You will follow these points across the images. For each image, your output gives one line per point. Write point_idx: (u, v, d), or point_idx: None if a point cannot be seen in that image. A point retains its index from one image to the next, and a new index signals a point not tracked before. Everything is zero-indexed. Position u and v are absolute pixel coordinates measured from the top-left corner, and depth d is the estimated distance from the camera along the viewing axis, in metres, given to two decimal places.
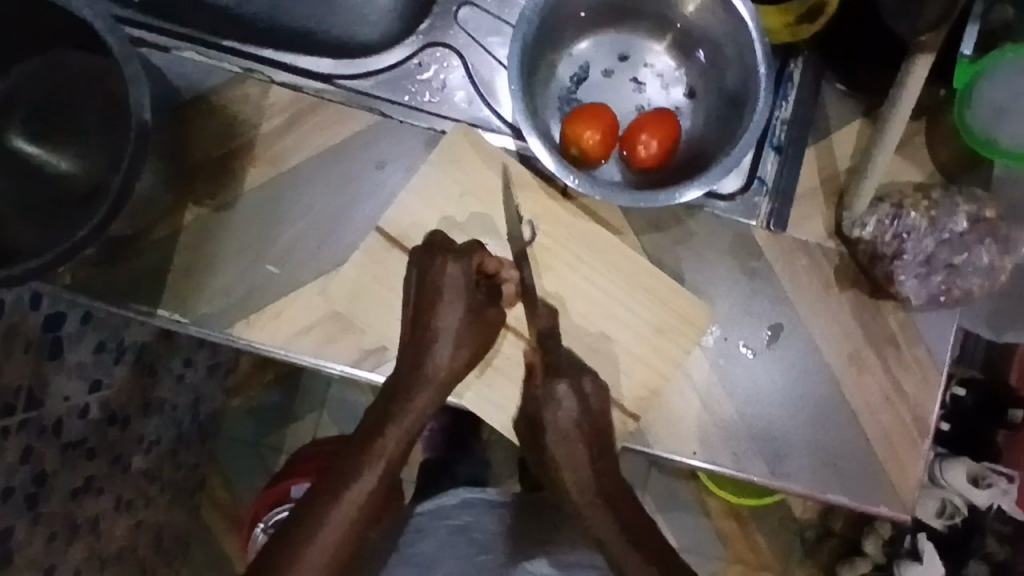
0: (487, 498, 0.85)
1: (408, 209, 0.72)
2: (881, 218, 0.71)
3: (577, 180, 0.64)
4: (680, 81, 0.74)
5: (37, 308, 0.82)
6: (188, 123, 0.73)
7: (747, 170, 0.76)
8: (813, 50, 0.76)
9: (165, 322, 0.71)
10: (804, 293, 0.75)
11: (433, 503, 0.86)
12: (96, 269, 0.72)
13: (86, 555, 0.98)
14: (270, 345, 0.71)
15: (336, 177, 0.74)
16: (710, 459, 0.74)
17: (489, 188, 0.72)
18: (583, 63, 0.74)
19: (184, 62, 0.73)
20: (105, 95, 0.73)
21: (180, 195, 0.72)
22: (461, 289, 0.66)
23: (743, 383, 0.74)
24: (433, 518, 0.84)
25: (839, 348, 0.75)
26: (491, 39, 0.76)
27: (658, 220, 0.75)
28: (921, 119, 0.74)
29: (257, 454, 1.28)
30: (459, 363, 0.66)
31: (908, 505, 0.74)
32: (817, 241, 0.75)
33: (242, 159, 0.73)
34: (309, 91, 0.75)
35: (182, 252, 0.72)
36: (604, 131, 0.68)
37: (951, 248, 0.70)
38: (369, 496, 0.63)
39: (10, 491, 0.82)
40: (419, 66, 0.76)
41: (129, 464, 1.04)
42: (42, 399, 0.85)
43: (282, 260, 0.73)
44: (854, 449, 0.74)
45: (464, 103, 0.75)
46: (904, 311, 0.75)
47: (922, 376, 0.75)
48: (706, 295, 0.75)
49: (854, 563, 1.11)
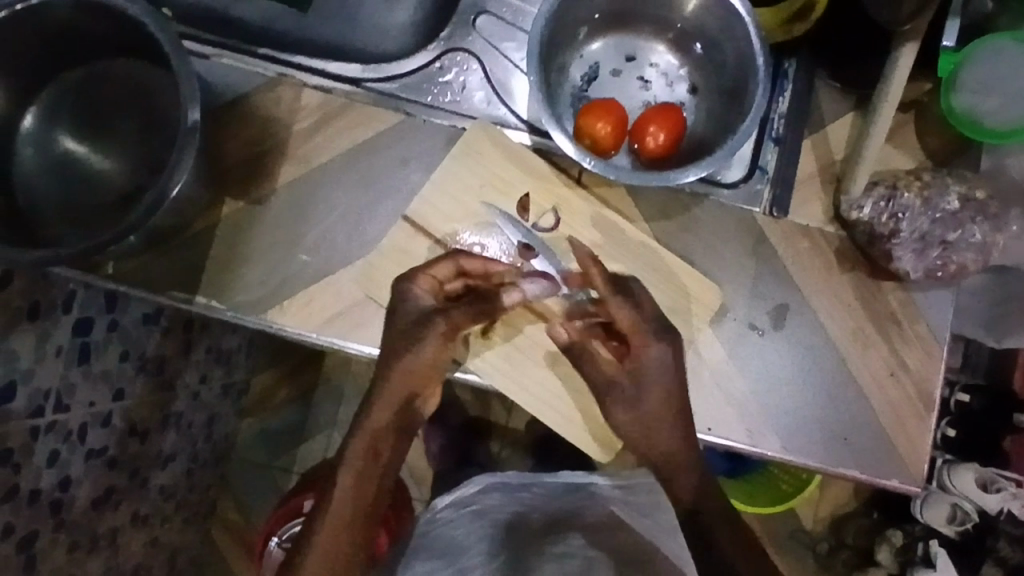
0: (507, 484, 0.89)
1: (433, 200, 0.76)
2: (877, 200, 0.76)
3: (594, 164, 0.69)
4: (683, 78, 0.80)
5: (68, 311, 0.84)
6: (225, 126, 0.78)
7: (749, 160, 0.81)
8: (805, 49, 0.82)
9: (203, 310, 0.75)
10: (808, 275, 0.79)
11: (454, 496, 0.90)
12: (137, 261, 0.76)
13: (103, 569, 0.96)
14: (305, 331, 0.75)
15: (363, 172, 0.78)
16: (725, 435, 0.77)
17: (508, 179, 0.77)
18: (593, 64, 0.80)
19: (223, 68, 0.79)
20: (148, 102, 0.78)
21: (216, 192, 0.77)
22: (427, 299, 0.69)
23: (753, 360, 0.78)
24: (456, 509, 0.89)
25: (844, 325, 0.79)
26: (506, 44, 0.82)
27: (667, 207, 0.79)
28: (909, 110, 0.81)
29: (267, 474, 1.30)
30: (425, 374, 0.68)
31: (917, 479, 0.77)
32: (818, 225, 0.80)
33: (275, 158, 0.78)
34: (339, 93, 0.80)
35: (219, 244, 0.76)
36: (615, 123, 0.74)
37: (944, 225, 0.75)
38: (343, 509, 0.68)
39: (37, 494, 0.82)
40: (440, 69, 0.81)
41: (147, 478, 1.03)
42: (68, 404, 0.85)
43: (313, 250, 0.77)
44: (863, 424, 0.78)
45: (483, 103, 0.81)
46: (904, 291, 0.79)
47: (924, 351, 0.79)
48: (716, 278, 0.79)
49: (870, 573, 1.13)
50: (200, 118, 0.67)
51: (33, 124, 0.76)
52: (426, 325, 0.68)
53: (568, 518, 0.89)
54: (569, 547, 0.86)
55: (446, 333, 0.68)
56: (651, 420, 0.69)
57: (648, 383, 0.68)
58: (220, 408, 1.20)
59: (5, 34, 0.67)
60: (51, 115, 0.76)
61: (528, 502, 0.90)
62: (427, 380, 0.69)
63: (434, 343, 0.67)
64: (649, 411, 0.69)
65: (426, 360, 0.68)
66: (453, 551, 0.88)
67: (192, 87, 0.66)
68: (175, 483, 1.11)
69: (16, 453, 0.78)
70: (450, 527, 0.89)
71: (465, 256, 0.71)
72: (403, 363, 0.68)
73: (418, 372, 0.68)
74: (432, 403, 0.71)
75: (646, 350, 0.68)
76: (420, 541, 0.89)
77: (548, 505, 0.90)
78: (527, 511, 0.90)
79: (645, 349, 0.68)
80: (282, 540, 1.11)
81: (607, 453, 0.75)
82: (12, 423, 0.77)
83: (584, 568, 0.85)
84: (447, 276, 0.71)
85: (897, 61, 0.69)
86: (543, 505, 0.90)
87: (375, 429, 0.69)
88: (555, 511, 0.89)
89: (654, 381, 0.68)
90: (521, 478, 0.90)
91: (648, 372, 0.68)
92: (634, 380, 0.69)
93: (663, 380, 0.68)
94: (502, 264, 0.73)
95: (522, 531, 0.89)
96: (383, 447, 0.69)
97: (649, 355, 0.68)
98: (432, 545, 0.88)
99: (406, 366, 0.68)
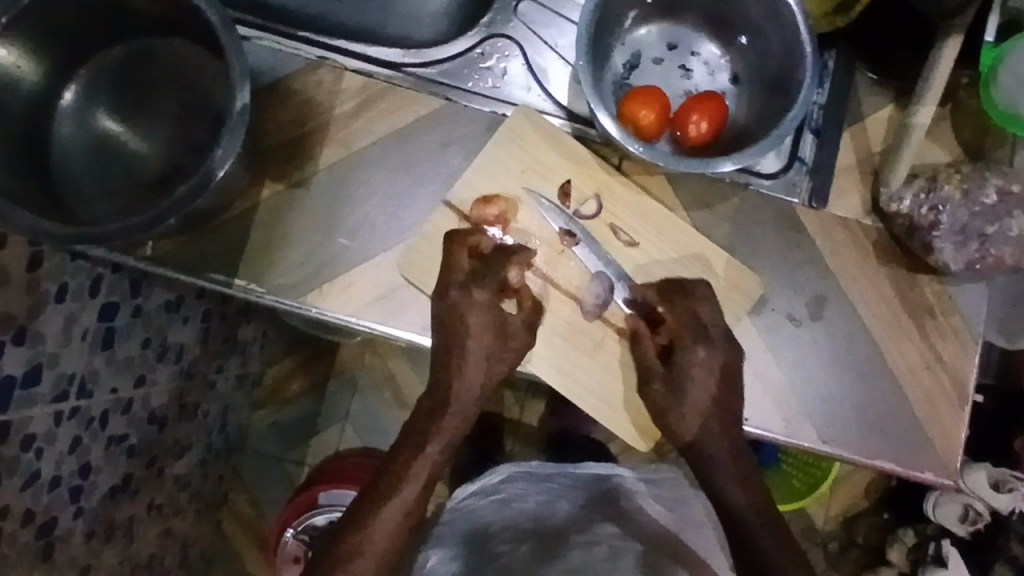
0: (535, 474, 0.87)
1: (473, 186, 0.76)
2: (917, 192, 0.76)
3: (640, 150, 0.69)
4: (724, 68, 0.80)
5: (95, 296, 0.82)
6: (264, 109, 0.78)
7: (788, 152, 0.81)
8: (845, 42, 0.82)
9: (241, 293, 0.75)
10: (844, 266, 0.79)
11: (479, 483, 0.88)
12: (173, 243, 0.75)
13: (120, 558, 0.95)
14: (343, 314, 0.75)
15: (403, 158, 0.78)
16: (763, 425, 0.77)
17: (551, 165, 0.77)
18: (634, 51, 0.80)
19: (264, 51, 0.79)
20: (189, 83, 0.78)
21: (256, 174, 0.77)
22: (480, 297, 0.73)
23: (791, 350, 0.78)
24: (479, 497, 0.88)
25: (880, 316, 0.79)
26: (548, 31, 0.82)
27: (706, 196, 0.79)
28: (947, 104, 0.81)
29: (280, 468, 1.28)
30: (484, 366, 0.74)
31: (951, 471, 0.78)
32: (856, 217, 0.80)
33: (315, 141, 0.78)
34: (380, 78, 0.80)
35: (258, 227, 0.76)
36: (658, 111, 0.74)
37: (983, 218, 0.75)
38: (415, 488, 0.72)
39: (58, 481, 0.81)
40: (482, 55, 0.81)
41: (164, 468, 1.02)
42: (93, 389, 0.84)
43: (353, 233, 0.76)
44: (898, 417, 0.78)
45: (523, 90, 0.81)
46: (940, 283, 0.79)
47: (959, 344, 0.79)
48: (755, 269, 0.79)
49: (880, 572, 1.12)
50: (249, 100, 0.66)
51: (74, 100, 0.76)
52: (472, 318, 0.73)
53: (586, 510, 0.90)
54: (593, 536, 0.89)
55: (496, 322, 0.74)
56: (686, 411, 0.74)
57: (693, 377, 0.74)
58: (232, 399, 1.18)
59: (51, 8, 0.67)
60: (91, 92, 0.76)
61: (553, 491, 0.89)
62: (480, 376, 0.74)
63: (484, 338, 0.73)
64: (688, 395, 0.74)
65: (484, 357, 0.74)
66: (475, 534, 0.89)
67: (240, 68, 0.66)
68: (190, 473, 1.10)
69: (40, 438, 0.77)
70: (474, 513, 0.88)
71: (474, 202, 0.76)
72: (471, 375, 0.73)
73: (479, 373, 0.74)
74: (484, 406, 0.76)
75: (694, 351, 0.74)
76: (446, 529, 0.88)
77: (569, 495, 0.90)
78: (550, 498, 0.90)
79: (692, 347, 0.74)
80: (298, 531, 1.12)
81: (641, 437, 0.76)
82: (36, 407, 0.75)
83: (610, 556, 0.88)
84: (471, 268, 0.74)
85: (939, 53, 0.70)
86: (565, 493, 0.90)
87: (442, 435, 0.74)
88: (577, 500, 0.90)
89: (696, 380, 0.74)
90: (548, 466, 0.88)
91: (693, 368, 0.74)
92: (674, 378, 0.74)
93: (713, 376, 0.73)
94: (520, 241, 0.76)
95: (543, 523, 0.90)
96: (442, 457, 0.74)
97: (697, 352, 0.74)
98: (457, 533, 0.89)
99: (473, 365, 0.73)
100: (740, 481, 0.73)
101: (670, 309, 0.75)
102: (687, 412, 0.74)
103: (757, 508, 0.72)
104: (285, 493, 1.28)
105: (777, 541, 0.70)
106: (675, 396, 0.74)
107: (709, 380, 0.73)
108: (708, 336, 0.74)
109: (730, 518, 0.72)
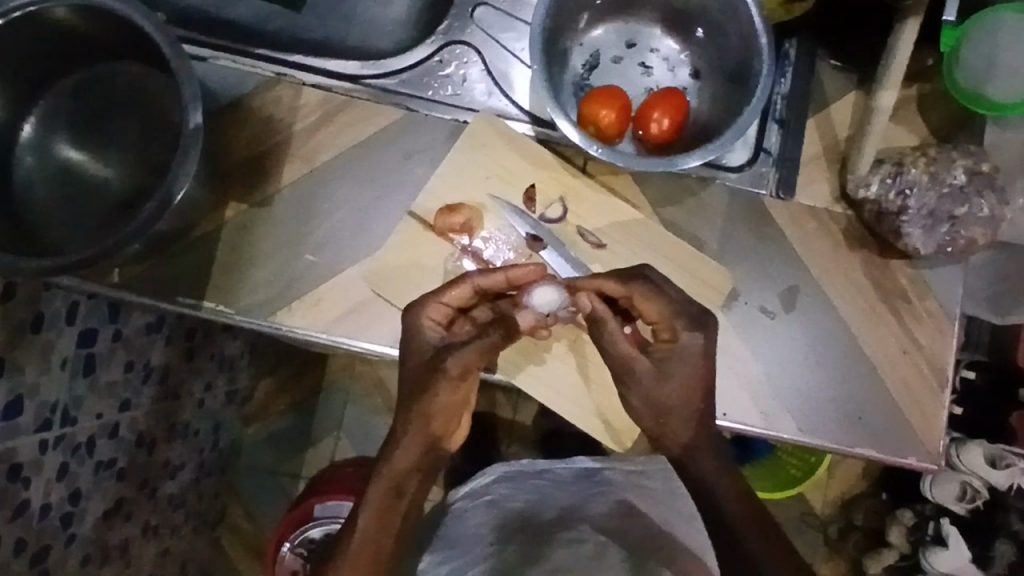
0: (523, 472, 0.88)
1: (438, 196, 0.76)
2: (884, 177, 0.75)
3: (600, 150, 0.69)
4: (685, 62, 0.80)
5: (72, 323, 0.80)
6: (225, 129, 0.78)
7: (754, 142, 0.80)
8: (804, 30, 0.82)
9: (211, 314, 0.75)
10: (816, 256, 0.79)
11: (470, 485, 0.88)
12: (140, 269, 0.75)
13: None
14: (313, 332, 0.75)
15: (366, 172, 0.77)
16: (742, 420, 0.76)
17: (515, 171, 0.77)
18: (593, 51, 0.80)
19: (221, 70, 0.78)
20: (149, 108, 0.78)
21: (220, 196, 0.76)
22: (435, 323, 0.68)
23: (766, 344, 0.78)
24: (472, 499, 0.88)
25: (855, 304, 0.79)
26: (505, 35, 0.82)
27: (673, 193, 0.79)
28: (911, 87, 0.80)
29: (275, 483, 1.27)
30: (455, 413, 0.68)
31: (935, 455, 0.77)
32: (825, 205, 0.80)
33: (278, 158, 0.77)
34: (339, 91, 0.80)
35: (224, 249, 0.76)
36: (619, 109, 0.73)
37: (952, 201, 0.74)
38: (375, 529, 0.65)
39: (48, 509, 0.80)
40: (440, 63, 0.81)
41: (156, 489, 1.01)
42: (76, 416, 0.82)
43: (320, 249, 0.76)
44: (878, 405, 0.78)
45: (484, 95, 0.80)
46: (913, 268, 0.79)
47: (935, 327, 0.79)
48: (727, 262, 0.79)
49: (881, 555, 1.12)
50: (203, 121, 0.66)
51: (33, 131, 0.75)
52: (438, 371, 0.65)
53: (580, 508, 0.88)
54: (582, 532, 0.87)
55: (460, 376, 0.66)
56: (669, 410, 0.66)
57: (673, 371, 0.66)
58: (222, 415, 1.17)
59: (2, 39, 0.67)
60: (50, 123, 0.76)
61: (542, 489, 0.88)
62: (453, 419, 0.68)
63: (450, 389, 0.66)
64: (671, 393, 0.66)
65: (456, 403, 0.67)
66: (464, 542, 0.87)
67: (193, 89, 0.65)
68: (184, 492, 1.09)
69: (26, 467, 0.75)
70: (466, 518, 0.87)
71: (439, 212, 0.76)
72: (439, 416, 0.67)
73: (453, 413, 0.67)
74: (458, 434, 0.70)
75: (679, 342, 0.66)
76: (440, 536, 0.86)
77: (562, 492, 0.89)
78: (543, 499, 0.88)
79: (676, 339, 0.66)
80: (295, 544, 1.12)
81: (616, 439, 0.77)
82: (19, 438, 0.74)
83: (596, 553, 0.85)
84: (464, 299, 0.68)
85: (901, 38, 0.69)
86: (558, 492, 0.89)
87: (404, 466, 0.66)
88: (570, 499, 0.88)
89: (678, 374, 0.66)
90: (537, 465, 0.88)
91: (674, 360, 0.66)
92: (658, 370, 0.66)
93: (694, 365, 0.65)
94: (528, 266, 0.69)
95: (536, 523, 0.87)
96: (409, 486, 0.66)
97: (682, 343, 0.66)
98: (449, 535, 0.87)
99: (443, 413, 0.67)
100: (730, 482, 0.64)
101: (643, 297, 0.66)
102: (670, 414, 0.66)
103: (750, 514, 0.63)
104: (282, 507, 1.27)
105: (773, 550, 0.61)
106: (653, 395, 0.66)
107: (691, 376, 0.66)
108: (694, 325, 0.65)
109: (712, 521, 0.63)
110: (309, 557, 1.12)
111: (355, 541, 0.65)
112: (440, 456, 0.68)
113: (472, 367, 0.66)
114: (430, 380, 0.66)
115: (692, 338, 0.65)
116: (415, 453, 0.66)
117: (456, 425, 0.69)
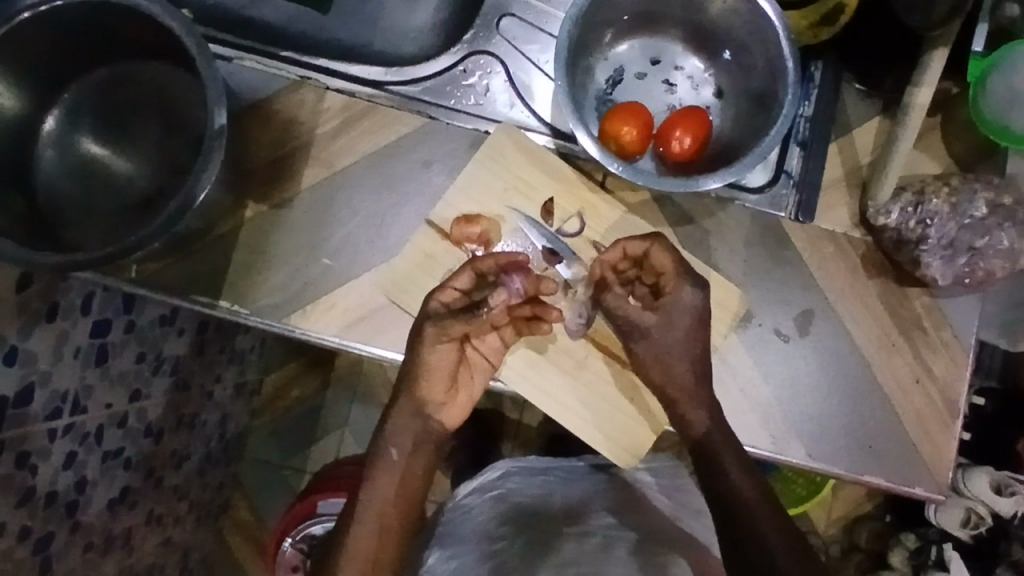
0: (528, 466, 0.91)
1: (455, 205, 0.76)
2: (904, 206, 0.75)
3: (620, 167, 0.69)
4: (708, 81, 0.81)
5: (87, 313, 0.81)
6: (247, 130, 0.78)
7: (774, 164, 0.81)
8: (831, 54, 0.81)
9: (225, 313, 0.75)
10: (832, 279, 0.79)
11: (477, 481, 0.91)
12: (159, 265, 0.76)
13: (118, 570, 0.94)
14: (327, 335, 0.75)
15: (386, 178, 0.78)
16: (750, 442, 0.76)
17: (533, 184, 0.77)
18: (617, 67, 0.80)
19: (244, 70, 0.79)
20: (171, 103, 0.78)
21: (239, 195, 0.77)
22: (444, 307, 0.69)
23: (778, 365, 0.77)
24: (479, 495, 0.90)
25: (869, 331, 0.78)
26: (531, 47, 0.82)
27: (691, 212, 0.79)
28: (936, 115, 0.80)
29: (279, 475, 1.27)
30: (445, 381, 0.70)
31: (942, 486, 0.77)
32: (843, 230, 0.79)
33: (299, 161, 0.78)
34: (363, 97, 0.80)
35: (242, 249, 0.76)
36: (640, 127, 0.73)
37: (972, 231, 0.74)
38: (393, 485, 0.69)
39: (54, 496, 0.80)
40: (464, 72, 0.81)
41: (162, 479, 1.01)
42: (85, 406, 0.82)
43: (336, 253, 0.76)
44: (889, 435, 0.77)
45: (506, 107, 0.81)
46: (930, 297, 0.78)
47: (949, 359, 0.78)
48: (741, 282, 0.78)
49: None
50: (226, 122, 0.66)
51: (56, 125, 0.76)
52: (420, 334, 0.68)
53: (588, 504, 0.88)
54: (588, 528, 0.86)
55: (439, 337, 0.68)
56: (671, 357, 0.71)
57: (676, 320, 0.71)
58: (231, 408, 1.17)
59: (31, 36, 0.68)
60: (74, 115, 0.77)
61: (548, 484, 0.90)
62: (440, 384, 0.70)
63: (435, 351, 0.69)
64: None
65: (448, 365, 0.70)
66: (471, 541, 0.86)
67: (219, 92, 0.65)
68: (189, 484, 1.09)
69: (33, 455, 0.75)
70: (472, 515, 0.89)
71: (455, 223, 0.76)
72: (429, 379, 0.69)
73: (443, 378, 0.70)
74: (449, 409, 0.72)
75: (679, 294, 0.70)
76: (445, 530, 0.87)
77: (572, 488, 0.90)
78: (550, 493, 0.90)
79: (677, 290, 0.70)
80: (297, 540, 1.13)
81: (624, 458, 0.76)
82: (30, 426, 0.74)
83: (601, 547, 0.84)
84: (468, 285, 0.70)
85: (925, 67, 0.69)
86: (564, 487, 0.90)
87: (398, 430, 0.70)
88: (579, 495, 0.89)
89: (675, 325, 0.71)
90: (542, 462, 0.92)
91: (676, 310, 0.71)
92: (663, 318, 0.72)
93: (692, 316, 0.71)
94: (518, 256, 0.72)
95: (542, 516, 0.87)
96: (402, 451, 0.69)
97: (682, 296, 0.70)
98: (455, 533, 0.87)
99: (431, 375, 0.69)
100: (745, 475, 0.67)
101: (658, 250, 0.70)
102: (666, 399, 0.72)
103: (763, 503, 0.65)
104: (285, 501, 1.27)
105: (776, 530, 0.64)
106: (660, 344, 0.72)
107: (689, 326, 0.71)
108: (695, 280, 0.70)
109: (724, 513, 0.66)
110: (310, 554, 1.12)
111: (365, 501, 0.68)
112: (433, 426, 0.71)
113: (452, 332, 0.69)
114: (420, 347, 0.68)
115: (691, 290, 0.70)
116: (408, 418, 0.70)
117: (446, 393, 0.71)
